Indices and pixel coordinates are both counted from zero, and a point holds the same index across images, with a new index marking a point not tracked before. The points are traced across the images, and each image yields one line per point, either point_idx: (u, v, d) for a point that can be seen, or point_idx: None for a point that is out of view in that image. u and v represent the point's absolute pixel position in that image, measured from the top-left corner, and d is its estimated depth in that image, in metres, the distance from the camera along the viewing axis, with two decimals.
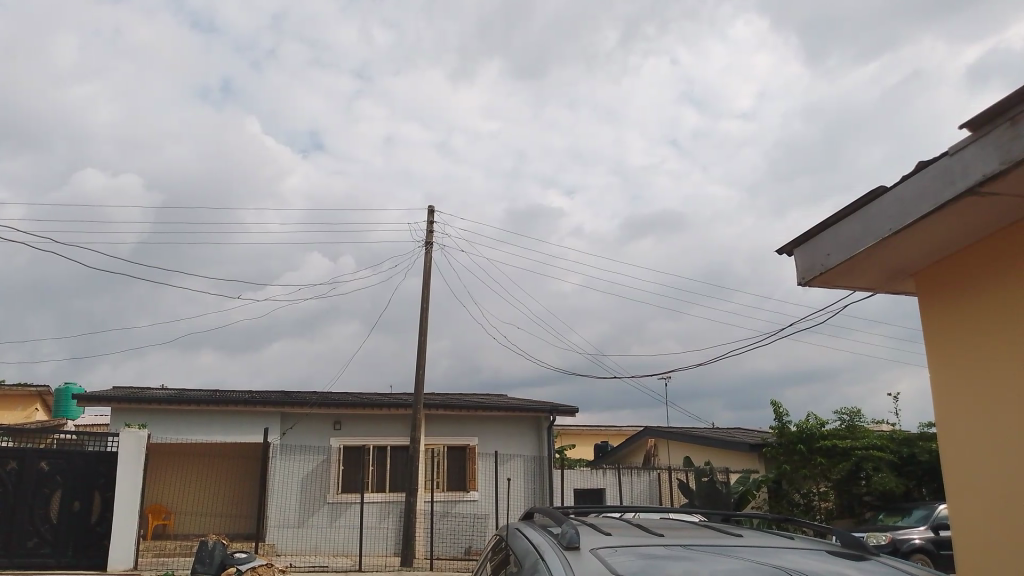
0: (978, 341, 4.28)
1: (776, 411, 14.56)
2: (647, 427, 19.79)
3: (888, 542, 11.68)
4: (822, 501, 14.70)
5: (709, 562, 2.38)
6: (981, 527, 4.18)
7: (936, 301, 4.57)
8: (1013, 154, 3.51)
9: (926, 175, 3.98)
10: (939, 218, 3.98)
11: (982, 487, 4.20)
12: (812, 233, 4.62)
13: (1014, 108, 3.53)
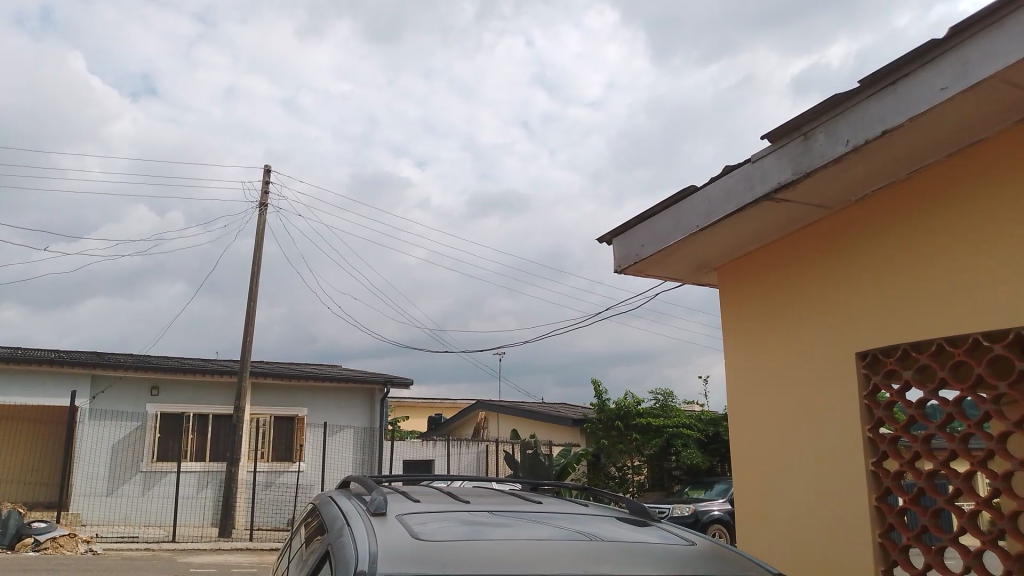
0: (768, 330, 4.74)
1: (596, 390, 15.30)
2: (478, 402, 20.23)
3: (690, 513, 12.58)
4: (634, 475, 15.61)
5: (509, 528, 2.55)
6: (759, 496, 4.67)
7: (735, 294, 5.02)
8: (805, 166, 3.92)
9: (731, 178, 4.34)
10: (740, 217, 4.37)
11: (762, 462, 4.68)
12: (629, 224, 4.93)
13: (807, 124, 3.93)
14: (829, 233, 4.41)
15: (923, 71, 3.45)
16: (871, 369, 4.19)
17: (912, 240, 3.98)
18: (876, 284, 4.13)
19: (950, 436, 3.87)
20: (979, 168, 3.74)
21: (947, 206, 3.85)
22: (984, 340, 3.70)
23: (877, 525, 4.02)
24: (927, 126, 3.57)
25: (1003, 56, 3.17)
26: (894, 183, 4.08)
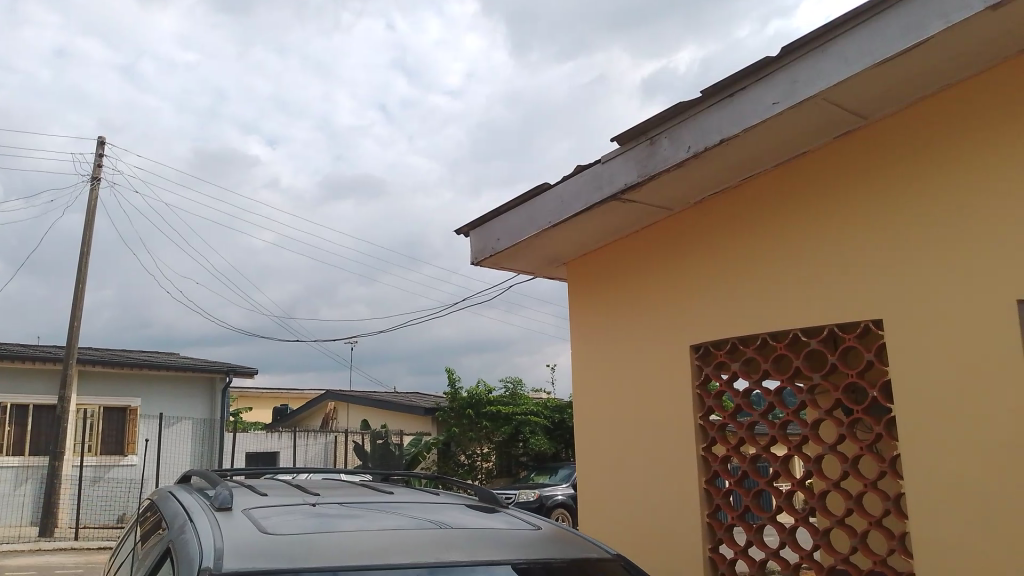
0: (611, 325, 4.97)
1: (449, 377, 15.40)
2: (327, 391, 19.83)
3: (536, 499, 12.92)
4: (482, 461, 15.88)
5: (360, 519, 2.56)
6: (601, 483, 4.89)
7: (583, 289, 5.21)
8: (649, 170, 4.13)
9: (582, 178, 4.51)
10: (589, 215, 4.55)
11: (604, 450, 4.90)
12: (485, 218, 5.01)
13: (653, 130, 4.15)
14: (669, 234, 4.69)
15: (756, 86, 3.73)
16: (703, 360, 4.50)
17: (743, 243, 4.31)
18: (710, 283, 4.43)
19: (771, 423, 4.23)
20: (802, 179, 4.10)
21: (774, 213, 4.20)
22: (802, 336, 4.07)
23: (705, 507, 4.33)
24: (758, 137, 3.87)
25: (825, 77, 3.50)
26: (728, 189, 4.39)
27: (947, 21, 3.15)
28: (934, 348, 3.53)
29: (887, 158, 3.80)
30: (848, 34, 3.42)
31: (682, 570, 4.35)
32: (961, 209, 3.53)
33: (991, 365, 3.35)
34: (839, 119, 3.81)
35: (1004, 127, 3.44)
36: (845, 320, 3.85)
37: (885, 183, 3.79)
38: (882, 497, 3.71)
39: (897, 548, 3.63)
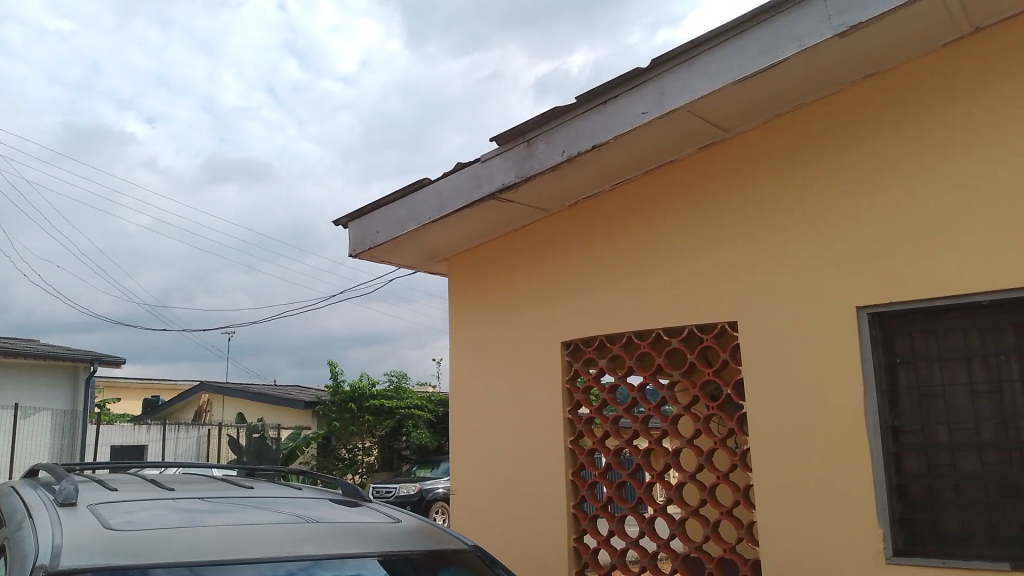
0: (487, 321, 5.03)
1: (332, 372, 15.12)
2: (201, 383, 19.09)
3: (416, 492, 12.91)
4: (363, 456, 15.60)
5: (215, 513, 2.51)
6: (471, 477, 4.94)
7: (460, 285, 5.25)
8: (526, 171, 4.21)
9: (461, 175, 4.54)
10: (468, 212, 4.59)
11: (475, 445, 4.96)
12: (364, 210, 4.96)
13: (531, 132, 4.23)
14: (545, 233, 4.79)
15: (628, 95, 3.87)
16: (573, 357, 4.64)
17: (614, 245, 4.46)
18: (582, 282, 4.57)
19: (634, 417, 4.41)
20: (670, 185, 4.29)
21: (643, 217, 4.37)
22: (664, 335, 4.26)
23: (571, 498, 4.47)
24: (630, 144, 4.01)
25: (691, 90, 3.67)
26: (601, 193, 4.53)
27: (800, 44, 3.38)
28: (782, 349, 3.78)
29: (745, 170, 4.03)
30: (712, 51, 3.61)
31: (548, 560, 4.47)
32: (809, 221, 3.80)
33: (831, 366, 3.62)
34: (704, 131, 4.01)
35: (848, 147, 3.73)
36: (704, 321, 4.06)
37: (743, 194, 4.03)
38: (732, 488, 3.94)
39: (745, 536, 3.87)
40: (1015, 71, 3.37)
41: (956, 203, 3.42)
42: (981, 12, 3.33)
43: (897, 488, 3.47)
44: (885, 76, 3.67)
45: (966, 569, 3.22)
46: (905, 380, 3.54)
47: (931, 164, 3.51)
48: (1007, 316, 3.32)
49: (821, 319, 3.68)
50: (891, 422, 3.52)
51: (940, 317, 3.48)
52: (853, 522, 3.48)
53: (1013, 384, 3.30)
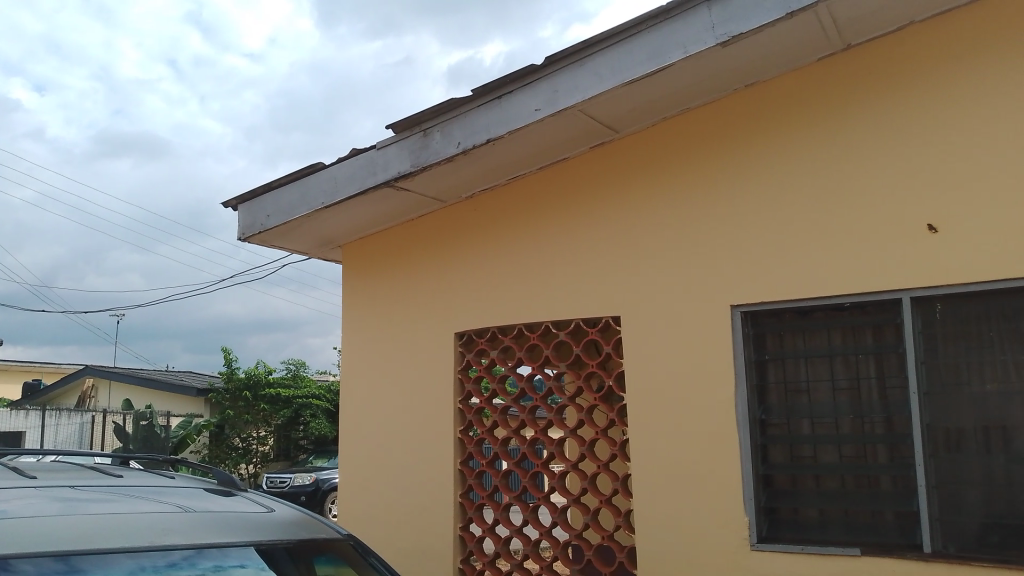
0: (380, 309, 5.02)
1: (226, 358, 14.69)
2: (86, 368, 18.22)
3: (312, 482, 12.71)
4: (259, 445, 15.21)
5: (76, 501, 2.42)
6: (360, 466, 4.92)
7: (355, 273, 5.21)
8: (421, 160, 4.21)
9: (356, 162, 4.50)
10: (362, 199, 4.55)
11: (365, 435, 4.94)
12: (255, 193, 4.85)
13: (427, 121, 4.23)
14: (440, 225, 4.81)
15: (523, 90, 3.93)
16: (465, 347, 4.69)
17: (508, 239, 4.52)
18: (476, 275, 4.62)
19: (522, 408, 4.49)
20: (564, 182, 4.38)
21: (536, 212, 4.45)
22: (553, 328, 4.37)
23: (458, 487, 4.52)
24: (524, 139, 4.07)
25: (583, 90, 3.76)
26: (496, 187, 4.58)
27: (685, 51, 3.51)
28: (663, 344, 3.93)
29: (634, 170, 4.16)
30: (605, 52, 3.70)
31: (435, 549, 4.51)
32: (692, 222, 3.95)
33: (707, 361, 3.78)
34: (595, 130, 4.10)
35: (729, 152, 3.90)
36: (592, 315, 4.18)
37: (631, 193, 4.15)
38: (611, 476, 4.08)
39: (623, 524, 4.01)
40: (881, 88, 3.58)
41: (825, 211, 3.63)
42: (852, 31, 3.53)
43: (764, 477, 3.67)
44: (765, 86, 3.85)
45: (822, 553, 3.44)
46: (774, 375, 3.73)
47: (804, 173, 3.70)
48: (866, 318, 3.54)
49: (699, 316, 3.85)
50: (760, 415, 3.70)
51: (807, 317, 3.68)
52: (722, 510, 3.66)
53: (870, 381, 3.51)
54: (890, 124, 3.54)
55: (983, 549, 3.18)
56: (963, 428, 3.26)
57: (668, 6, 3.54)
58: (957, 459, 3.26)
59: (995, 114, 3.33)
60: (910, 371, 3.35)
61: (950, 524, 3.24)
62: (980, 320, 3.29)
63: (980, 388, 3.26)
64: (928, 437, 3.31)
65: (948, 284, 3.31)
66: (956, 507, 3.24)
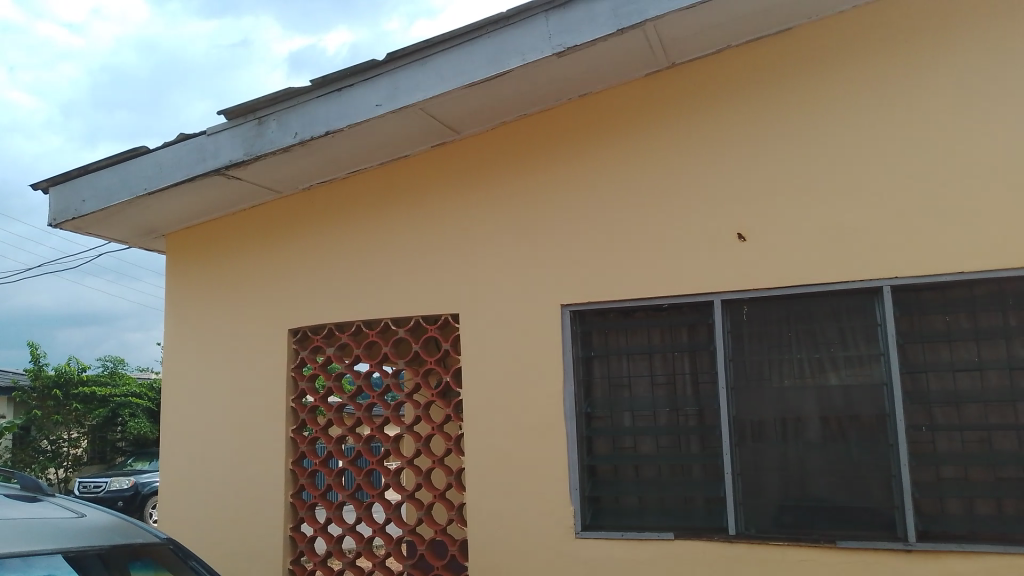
0: (208, 303, 4.82)
1: (32, 354, 13.50)
2: None
3: (131, 486, 11.94)
4: (71, 448, 13.93)
5: None
6: (184, 466, 4.70)
7: (181, 264, 4.96)
8: (255, 149, 4.08)
9: (184, 147, 4.29)
10: (191, 187, 4.35)
11: (189, 434, 4.72)
12: (68, 174, 4.50)
13: (263, 110, 4.10)
14: (276, 216, 4.68)
15: (364, 85, 3.90)
16: (299, 344, 4.59)
17: (346, 233, 4.48)
18: (311, 269, 4.54)
19: (357, 405, 4.46)
20: (404, 179, 4.39)
21: (375, 207, 4.43)
22: (392, 324, 4.36)
23: (289, 487, 4.43)
24: (363, 134, 4.04)
25: (424, 89, 3.79)
26: (335, 180, 4.52)
27: (523, 58, 3.63)
28: (497, 341, 4.03)
29: (473, 169, 4.24)
30: (447, 53, 3.76)
31: (262, 550, 4.40)
32: (527, 223, 4.09)
33: (538, 358, 3.93)
34: (436, 129, 4.15)
35: (564, 157, 4.06)
36: (428, 312, 4.22)
37: (469, 193, 4.23)
38: (445, 471, 4.15)
39: (456, 517, 4.09)
40: (701, 106, 3.85)
41: (649, 217, 3.87)
42: (677, 50, 3.77)
43: (588, 468, 3.85)
44: (598, 96, 4.04)
45: (639, 538, 3.67)
46: (599, 371, 3.94)
47: (631, 180, 3.92)
48: (683, 317, 3.81)
49: (531, 315, 3.99)
50: (586, 408, 3.90)
51: (630, 316, 3.91)
52: (549, 501, 3.81)
53: (684, 376, 3.77)
54: (707, 139, 3.82)
55: (778, 529, 3.51)
56: (764, 419, 3.59)
57: (508, 13, 3.65)
58: (759, 448, 3.58)
59: (796, 135, 3.67)
60: (720, 367, 3.64)
61: (752, 507, 3.56)
62: (780, 321, 3.64)
63: (779, 383, 3.60)
64: (734, 428, 3.62)
65: (753, 289, 3.63)
66: (757, 492, 3.56)
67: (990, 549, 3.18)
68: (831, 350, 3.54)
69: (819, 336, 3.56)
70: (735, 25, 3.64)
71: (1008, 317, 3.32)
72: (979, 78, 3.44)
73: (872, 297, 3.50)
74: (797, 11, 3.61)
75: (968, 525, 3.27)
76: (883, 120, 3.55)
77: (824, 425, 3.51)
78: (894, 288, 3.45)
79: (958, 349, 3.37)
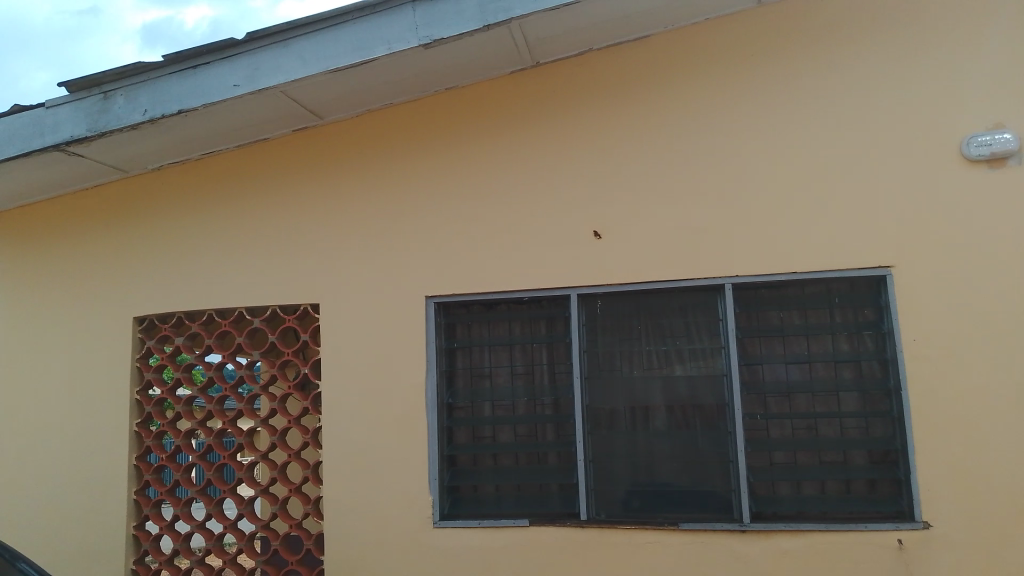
0: (45, 289, 4.49)
1: None
2: None
3: None
4: None
5: None
6: (14, 463, 4.37)
7: (14, 246, 4.59)
8: (99, 125, 3.83)
9: (18, 119, 3.95)
10: (25, 163, 4.03)
11: (20, 429, 4.39)
12: None
13: (109, 83, 3.85)
14: (124, 197, 4.42)
15: (222, 64, 3.75)
16: (146, 333, 4.37)
17: (200, 218, 4.29)
18: (161, 255, 4.32)
19: (208, 398, 4.29)
20: (263, 164, 4.25)
21: (232, 191, 4.27)
22: (248, 314, 4.22)
23: (133, 484, 4.21)
24: (220, 115, 3.88)
25: (285, 72, 3.69)
26: (189, 162, 4.32)
27: (389, 47, 3.59)
28: (357, 333, 3.99)
29: (335, 156, 4.17)
30: (310, 36, 3.67)
31: (102, 551, 4.17)
32: (390, 213, 4.06)
33: (399, 349, 3.92)
34: (298, 114, 4.04)
35: (429, 149, 4.06)
36: (285, 301, 4.12)
37: (331, 180, 4.15)
38: (302, 465, 4.06)
39: (311, 511, 4.01)
40: (565, 105, 3.95)
41: (511, 211, 3.93)
42: (541, 50, 3.85)
43: (447, 458, 3.88)
44: (464, 89, 4.06)
45: (496, 527, 3.74)
46: (461, 362, 3.98)
47: (495, 174, 3.97)
48: (542, 310, 3.91)
49: (393, 306, 3.97)
50: (447, 399, 3.93)
51: (492, 309, 3.97)
52: (407, 492, 3.82)
53: (543, 367, 3.87)
54: (569, 137, 3.92)
55: (627, 514, 3.68)
56: (615, 409, 3.75)
57: (374, 0, 3.60)
58: (610, 436, 3.73)
59: (653, 138, 3.83)
60: (576, 358, 3.77)
61: (603, 493, 3.71)
62: (632, 315, 3.80)
63: (630, 374, 3.76)
64: (588, 417, 3.75)
65: (609, 284, 3.77)
66: (608, 478, 3.71)
67: (813, 527, 3.47)
68: (678, 343, 3.73)
69: (667, 329, 3.75)
70: (597, 29, 3.75)
71: (834, 313, 3.62)
72: (816, 94, 3.71)
73: (715, 294, 3.72)
74: (655, 19, 3.76)
75: (795, 505, 3.54)
76: (731, 128, 3.76)
77: (670, 414, 3.69)
78: (736, 285, 3.68)
79: (790, 344, 3.64)
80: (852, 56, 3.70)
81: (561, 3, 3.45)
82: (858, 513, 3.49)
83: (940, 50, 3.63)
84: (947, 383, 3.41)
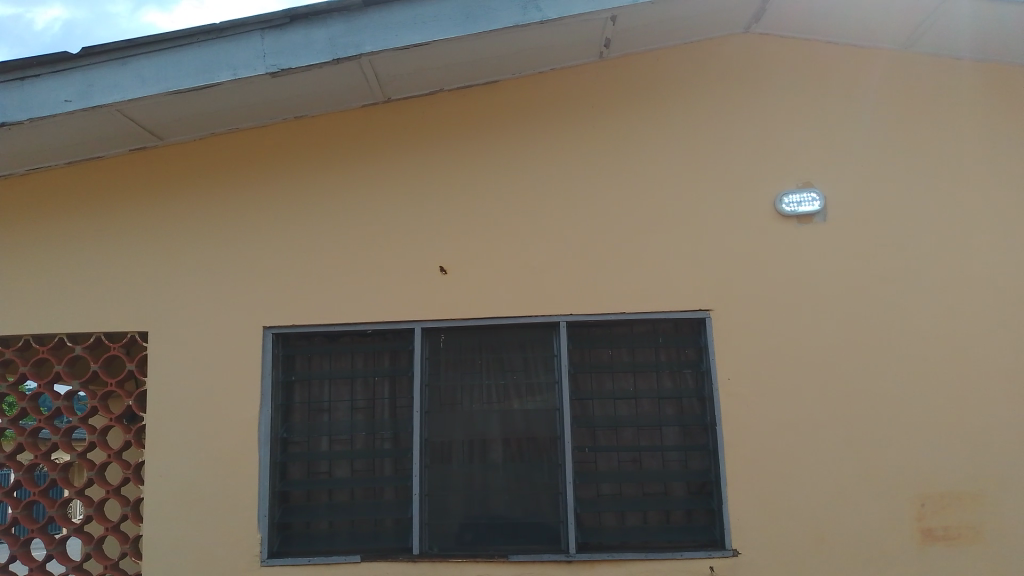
0: None
1: None
2: None
3: None
4: None
5: None
6: None
7: None
8: None
9: None
10: None
11: None
12: None
13: None
14: None
15: (51, 77, 3.56)
16: None
17: (19, 237, 4.04)
18: None
19: (20, 429, 4.01)
20: (95, 183, 4.07)
21: (58, 211, 4.05)
22: (69, 341, 3.99)
23: None
24: (47, 130, 3.69)
25: (122, 90, 3.56)
26: (12, 176, 4.08)
27: (235, 73, 3.55)
28: (188, 363, 3.85)
29: (174, 179, 4.04)
30: (150, 55, 3.56)
31: None
32: (229, 241, 3.97)
33: (234, 381, 3.82)
34: (136, 133, 3.89)
35: (274, 177, 4.01)
36: (111, 329, 3.93)
37: (167, 204, 4.02)
38: (121, 502, 3.88)
39: (128, 551, 3.82)
40: (413, 142, 4.01)
41: (355, 244, 3.93)
42: (392, 86, 3.90)
43: (280, 494, 3.80)
44: (314, 121, 4.05)
45: (326, 563, 3.69)
46: (299, 396, 3.92)
47: (340, 207, 3.97)
48: (385, 343, 3.92)
49: (228, 336, 3.87)
50: (282, 433, 3.86)
51: (334, 341, 3.94)
52: (234, 527, 3.71)
53: (383, 401, 3.88)
54: (415, 174, 3.99)
55: (459, 547, 3.72)
56: (452, 442, 3.80)
57: (221, 25, 3.55)
58: (446, 469, 3.77)
59: (497, 178, 3.96)
60: (416, 391, 3.80)
61: (436, 527, 3.74)
62: (473, 349, 3.88)
63: (468, 407, 3.82)
64: (425, 450, 3.78)
65: (450, 319, 3.84)
66: (442, 512, 3.75)
67: (634, 556, 3.64)
68: (515, 377, 3.84)
69: (506, 364, 3.86)
70: (447, 71, 3.85)
71: (659, 351, 3.84)
72: (650, 146, 3.95)
73: (552, 331, 3.86)
74: (503, 66, 3.91)
75: (619, 536, 3.71)
76: (571, 173, 3.94)
77: (506, 447, 3.78)
78: (571, 323, 3.84)
79: (620, 380, 3.83)
80: (684, 114, 3.98)
81: (410, 43, 3.53)
82: (675, 541, 3.69)
83: (760, 114, 3.97)
84: (756, 420, 3.68)
